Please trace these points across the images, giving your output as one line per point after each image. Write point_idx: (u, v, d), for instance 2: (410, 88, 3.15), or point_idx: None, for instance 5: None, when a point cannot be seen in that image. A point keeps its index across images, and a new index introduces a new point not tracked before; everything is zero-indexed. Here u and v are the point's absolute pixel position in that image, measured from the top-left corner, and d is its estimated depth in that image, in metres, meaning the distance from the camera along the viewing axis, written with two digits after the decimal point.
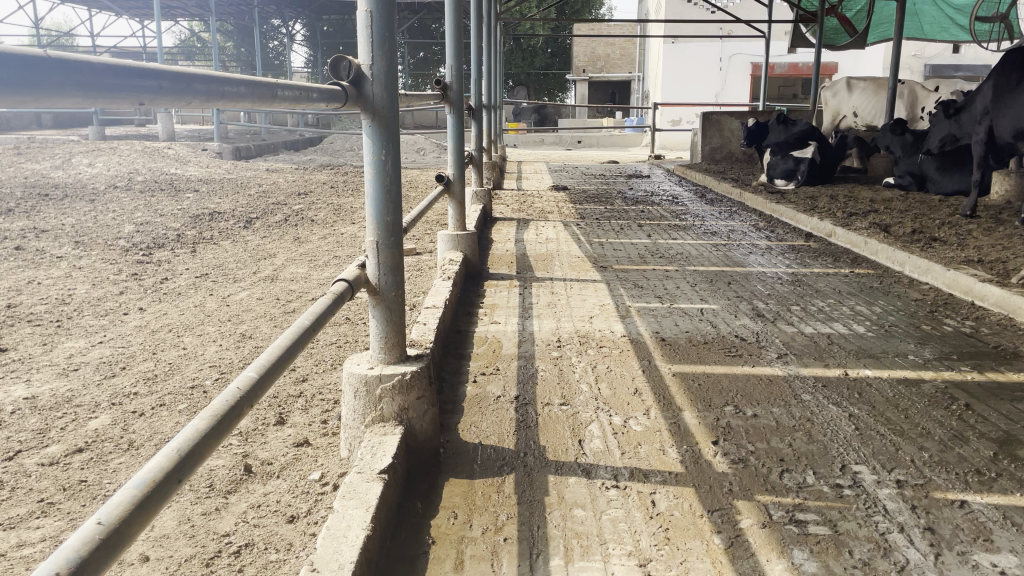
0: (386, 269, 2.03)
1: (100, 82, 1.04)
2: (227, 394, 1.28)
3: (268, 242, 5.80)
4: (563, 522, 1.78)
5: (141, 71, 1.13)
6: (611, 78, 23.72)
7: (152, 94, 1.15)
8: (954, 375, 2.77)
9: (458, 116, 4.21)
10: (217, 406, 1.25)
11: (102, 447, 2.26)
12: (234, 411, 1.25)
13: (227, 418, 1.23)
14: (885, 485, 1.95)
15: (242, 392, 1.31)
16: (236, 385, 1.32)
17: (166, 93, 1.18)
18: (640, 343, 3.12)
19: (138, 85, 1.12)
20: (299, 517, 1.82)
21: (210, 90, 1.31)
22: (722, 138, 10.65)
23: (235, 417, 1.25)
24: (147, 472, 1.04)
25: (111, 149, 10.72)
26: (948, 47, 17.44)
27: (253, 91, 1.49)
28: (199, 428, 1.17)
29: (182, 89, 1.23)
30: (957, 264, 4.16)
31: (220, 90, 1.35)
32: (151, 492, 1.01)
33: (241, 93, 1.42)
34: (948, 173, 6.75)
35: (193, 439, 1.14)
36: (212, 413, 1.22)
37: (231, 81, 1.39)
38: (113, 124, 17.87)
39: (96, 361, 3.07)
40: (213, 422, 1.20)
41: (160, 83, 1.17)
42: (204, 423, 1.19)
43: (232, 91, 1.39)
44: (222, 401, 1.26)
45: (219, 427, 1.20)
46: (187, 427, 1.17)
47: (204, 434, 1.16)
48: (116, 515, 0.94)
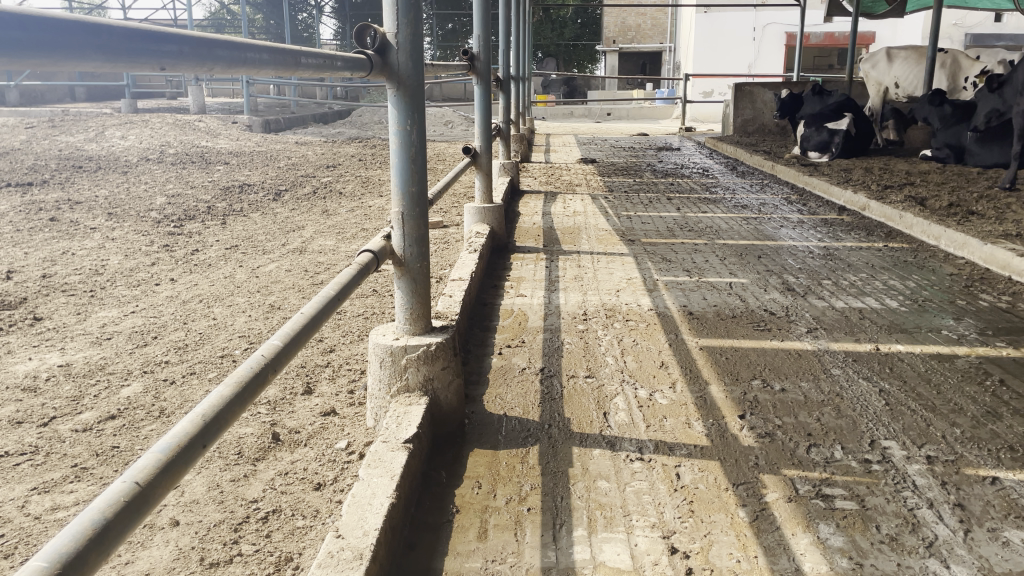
0: (411, 241, 2.02)
1: (122, 47, 1.04)
2: (252, 361, 1.29)
3: (297, 214, 5.84)
4: (587, 493, 1.78)
5: (164, 36, 1.13)
6: (642, 50, 23.34)
7: (173, 59, 1.14)
8: (988, 351, 2.71)
9: (485, 88, 4.18)
10: (241, 372, 1.26)
11: (134, 414, 2.30)
12: (259, 378, 1.26)
13: (251, 383, 1.24)
14: (915, 461, 1.92)
15: (267, 359, 1.32)
16: (262, 352, 1.33)
17: (188, 59, 1.18)
18: (667, 316, 3.10)
19: (161, 50, 1.11)
20: (326, 485, 1.84)
21: (233, 55, 1.31)
22: (754, 109, 10.46)
23: (261, 384, 1.26)
24: (172, 437, 1.05)
25: (143, 122, 10.82)
26: (990, 15, 16.92)
27: (276, 58, 1.48)
28: (223, 394, 1.18)
29: (205, 56, 1.22)
30: (995, 238, 4.07)
31: (245, 59, 1.35)
32: (176, 455, 1.02)
33: (263, 61, 1.41)
34: (988, 145, 6.53)
35: (217, 405, 1.15)
36: (236, 379, 1.23)
37: (253, 48, 1.38)
38: (145, 97, 18.06)
39: (129, 331, 3.12)
40: (238, 389, 1.21)
41: (182, 48, 1.16)
42: (228, 390, 1.20)
43: (255, 58, 1.39)
44: (247, 368, 1.27)
45: (245, 393, 1.21)
46: (212, 393, 1.18)
47: (229, 400, 1.17)
48: (142, 478, 0.96)
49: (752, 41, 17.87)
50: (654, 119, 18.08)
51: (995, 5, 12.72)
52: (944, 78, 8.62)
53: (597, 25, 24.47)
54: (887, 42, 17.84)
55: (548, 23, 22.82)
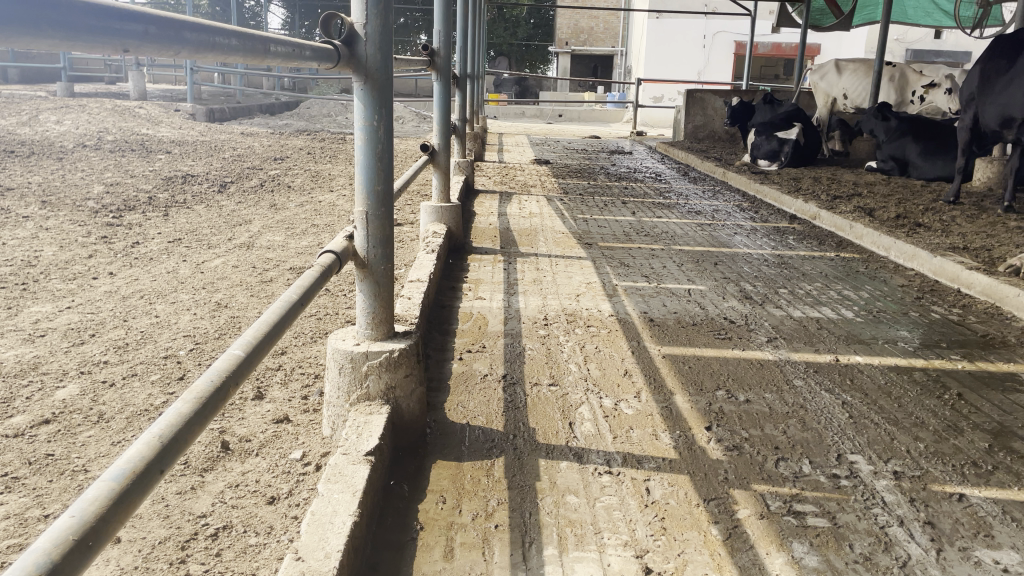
0: (375, 242, 1.93)
1: (81, 23, 0.93)
2: (212, 373, 1.19)
3: (244, 208, 5.65)
4: (556, 509, 1.72)
5: (129, 14, 1.02)
6: (594, 53, 23.48)
7: (139, 40, 1.04)
8: (944, 364, 2.74)
9: (445, 85, 4.10)
10: (201, 386, 1.16)
11: (71, 418, 2.15)
12: (220, 393, 1.16)
13: (211, 400, 1.14)
14: (882, 477, 1.91)
15: (228, 372, 1.21)
16: (222, 364, 1.23)
17: (155, 40, 1.08)
18: (628, 323, 3.06)
19: (126, 29, 1.01)
20: (280, 498, 1.74)
21: (203, 39, 1.21)
22: (705, 116, 10.57)
23: (222, 399, 1.16)
24: (126, 462, 0.94)
25: (80, 107, 10.39)
26: (929, 32, 17.48)
27: (244, 45, 1.38)
28: (182, 411, 1.08)
29: (173, 40, 1.13)
30: (943, 251, 4.15)
31: (216, 44, 1.26)
32: (130, 484, 0.92)
33: (231, 46, 1.31)
34: (931, 159, 6.75)
35: (175, 424, 1.05)
36: (195, 395, 1.13)
37: (222, 31, 1.28)
38: (81, 80, 17.36)
39: (64, 327, 2.94)
40: (197, 405, 1.11)
41: (149, 29, 1.06)
42: (186, 406, 1.10)
43: (225, 43, 1.29)
44: (205, 382, 1.17)
45: (205, 409, 1.11)
46: (169, 410, 1.08)
47: (188, 418, 1.07)
48: (92, 513, 0.85)
49: (703, 48, 18.11)
50: (605, 122, 18.19)
51: (936, 22, 13.12)
52: (893, 90, 8.85)
53: (550, 27, 24.51)
54: (832, 55, 18.28)
55: (501, 22, 22.70)
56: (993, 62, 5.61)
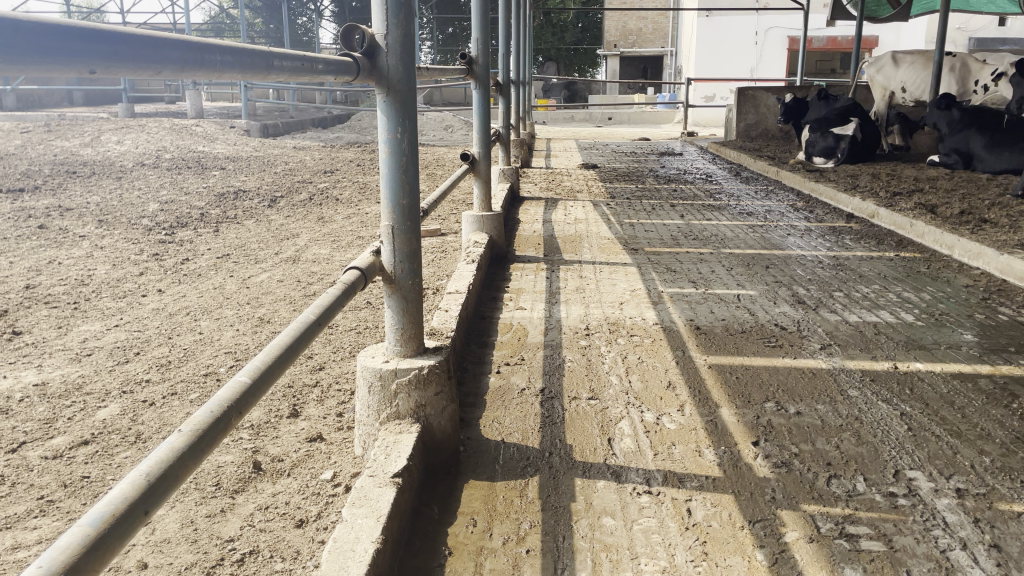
0: (402, 256, 1.88)
1: (29, 45, 0.91)
2: (212, 404, 1.16)
3: (292, 221, 5.71)
4: (590, 532, 1.65)
5: (90, 34, 1.00)
6: (644, 54, 23.28)
7: (106, 61, 1.02)
8: (1012, 370, 2.57)
9: (484, 93, 4.05)
10: (199, 418, 1.12)
11: (109, 439, 2.16)
12: (219, 424, 1.12)
13: (210, 432, 1.10)
14: (944, 495, 1.78)
15: (230, 402, 1.17)
16: (224, 393, 1.19)
17: (127, 61, 1.06)
18: (673, 331, 2.96)
19: (88, 51, 0.99)
20: (309, 521, 1.71)
21: (188, 57, 1.18)
22: (757, 114, 10.33)
23: (222, 430, 1.13)
24: (107, 505, 0.91)
25: (139, 126, 10.70)
26: (993, 19, 16.84)
27: (243, 62, 1.36)
28: (175, 445, 1.04)
29: (151, 59, 1.10)
30: (1011, 248, 3.92)
31: (206, 62, 1.23)
32: (107, 530, 0.87)
33: (225, 62, 1.28)
34: (997, 151, 6.44)
35: (166, 461, 1.01)
36: (192, 427, 1.09)
37: (213, 48, 1.25)
38: (143, 100, 17.90)
39: (111, 346, 2.98)
40: (192, 439, 1.07)
41: (117, 49, 1.04)
42: (181, 440, 1.06)
43: (217, 60, 1.27)
44: (205, 413, 1.13)
45: (201, 444, 1.07)
46: (163, 445, 1.05)
47: (180, 454, 1.03)
48: (62, 563, 0.81)
49: (755, 45, 17.78)
50: (656, 123, 17.96)
51: (1000, 8, 12.63)
52: (954, 81, 8.52)
53: (598, 30, 24.39)
54: (890, 47, 17.75)
55: (549, 27, 22.71)
56: None
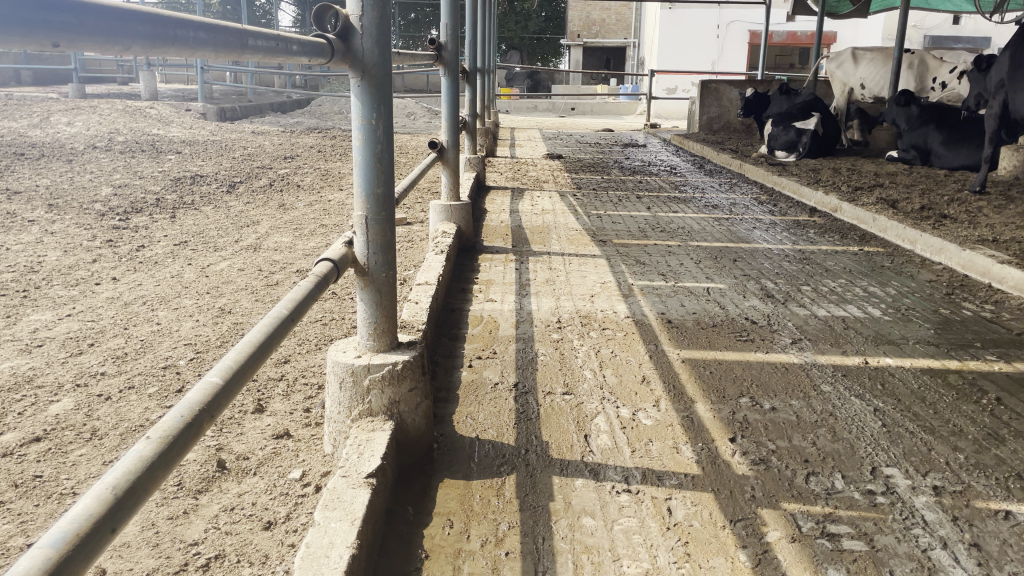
0: (376, 248, 1.82)
1: None
2: (182, 408, 1.08)
3: (252, 208, 5.56)
4: (571, 533, 1.61)
5: (54, 2, 0.92)
6: (606, 45, 23.29)
7: (71, 34, 0.93)
8: (979, 365, 2.59)
9: (453, 80, 3.97)
10: (168, 423, 1.05)
11: (62, 435, 2.06)
12: (190, 430, 1.05)
13: (180, 439, 1.03)
14: (921, 492, 1.78)
15: (200, 406, 1.10)
16: (194, 395, 1.12)
17: (94, 33, 0.97)
18: (645, 324, 2.94)
19: (51, 21, 0.90)
20: (278, 523, 1.63)
21: (158, 32, 1.10)
22: (720, 107, 10.40)
23: (194, 436, 1.06)
24: (70, 524, 0.83)
25: (90, 107, 10.35)
26: (948, 18, 17.19)
27: (216, 38, 1.27)
28: (143, 454, 0.97)
29: (118, 32, 1.02)
30: (972, 244, 3.98)
31: (176, 38, 1.15)
32: (72, 550, 0.80)
33: (197, 39, 1.20)
34: (955, 148, 6.56)
35: (134, 472, 0.94)
36: (161, 434, 1.02)
37: (184, 24, 1.17)
38: (93, 80, 17.37)
39: (63, 337, 2.85)
40: (161, 446, 1.00)
41: (82, 20, 0.95)
42: (149, 448, 0.99)
43: (189, 36, 1.19)
44: (175, 418, 1.06)
45: (172, 450, 1.00)
46: (129, 454, 0.97)
47: (150, 463, 0.96)
48: None
49: (717, 38, 17.91)
50: (619, 115, 18.00)
51: (956, 7, 12.89)
52: (913, 78, 8.65)
53: (561, 19, 24.36)
54: (848, 42, 18.03)
55: (512, 15, 22.60)
56: None
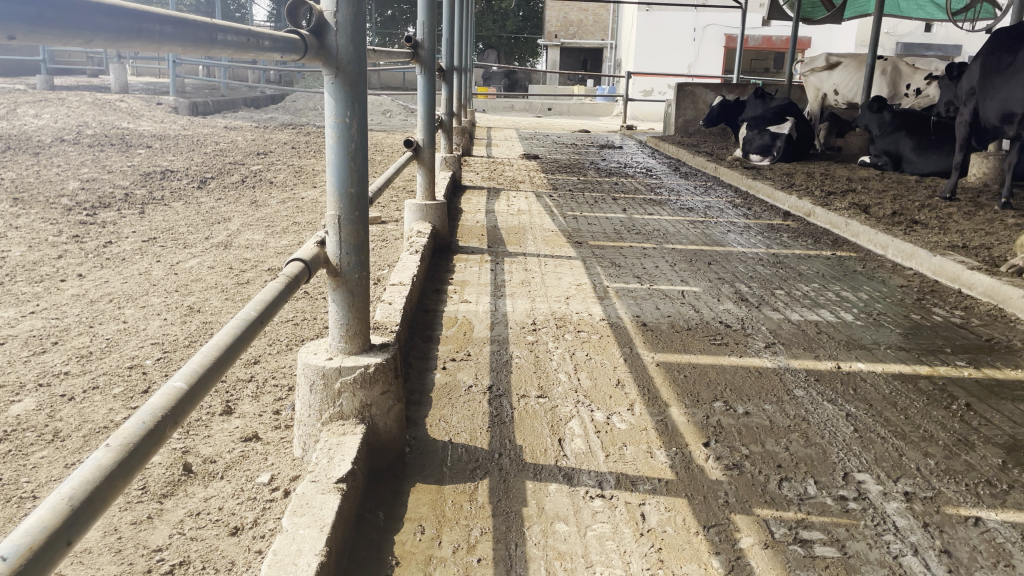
0: (348, 249, 1.78)
1: None
2: (143, 415, 1.05)
3: (224, 205, 5.48)
4: (544, 539, 1.59)
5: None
6: (583, 45, 23.33)
7: (29, 26, 0.89)
8: (949, 371, 2.61)
9: (429, 78, 3.94)
10: (130, 430, 1.01)
11: (23, 437, 2.00)
12: (152, 437, 1.02)
13: (141, 447, 0.99)
14: (893, 499, 1.79)
15: (163, 412, 1.07)
16: (157, 401, 1.08)
17: (54, 26, 0.93)
18: (620, 327, 2.93)
19: (8, 13, 0.86)
20: (244, 529, 1.60)
21: (122, 26, 1.07)
22: (695, 110, 10.45)
23: (156, 444, 1.02)
24: (23, 536, 0.80)
25: (58, 100, 10.15)
26: (919, 25, 17.45)
27: (184, 32, 1.24)
28: (102, 463, 0.93)
29: (78, 25, 0.98)
30: (943, 250, 4.03)
31: (142, 32, 1.12)
32: (25, 565, 0.77)
33: (163, 33, 1.17)
34: (926, 154, 6.64)
35: (91, 481, 0.90)
36: (121, 441, 0.98)
37: (150, 18, 1.14)
38: (62, 72, 17.05)
39: (25, 335, 2.78)
40: (121, 455, 0.96)
41: (44, 12, 0.92)
42: (109, 456, 0.95)
43: (155, 31, 1.15)
44: (136, 424, 1.02)
45: (132, 459, 0.97)
46: (87, 462, 0.93)
47: (109, 472, 0.92)
48: None
49: (693, 41, 18.02)
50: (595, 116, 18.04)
51: (928, 15, 13.09)
52: (885, 85, 8.76)
53: (539, 19, 24.37)
54: (822, 48, 18.23)
55: (490, 15, 22.58)
56: (994, 56, 5.46)
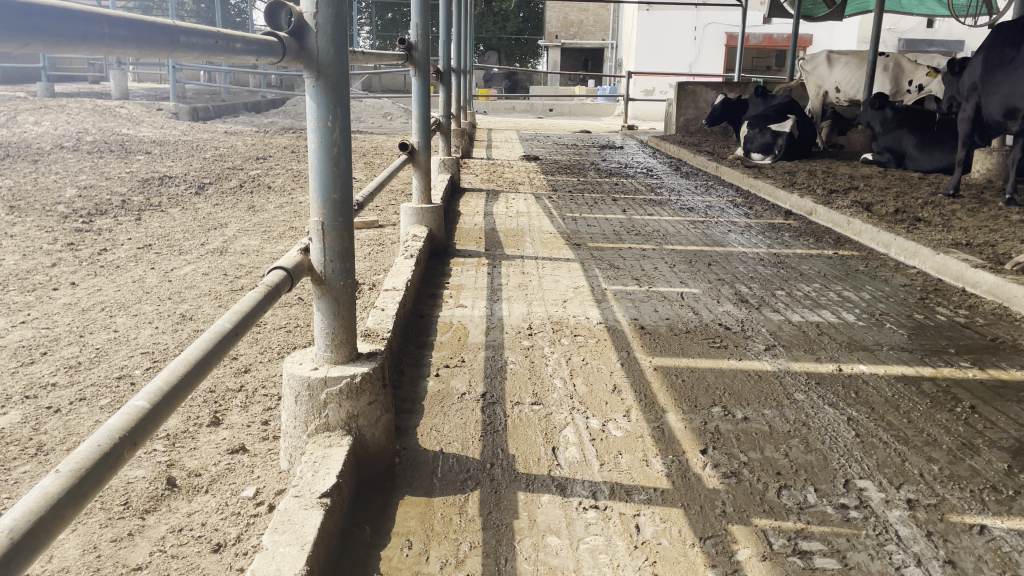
0: (333, 255, 1.74)
1: None
2: (99, 438, 1.01)
3: (221, 210, 5.45)
4: (535, 553, 1.54)
5: None
6: (585, 45, 23.30)
7: None
8: (953, 372, 2.56)
9: (423, 81, 3.88)
10: (83, 455, 0.97)
11: (6, 451, 1.97)
12: (106, 462, 0.98)
13: (92, 474, 0.95)
14: (895, 506, 1.74)
15: (120, 435, 1.03)
16: (115, 423, 1.04)
17: None
18: (617, 331, 2.89)
19: None
20: (226, 546, 1.56)
21: (66, 28, 1.00)
22: (697, 110, 10.40)
23: (111, 468, 0.98)
24: None
25: (59, 106, 10.15)
26: (922, 21, 17.37)
27: (140, 36, 1.18)
28: (49, 492, 0.89)
29: (15, 27, 0.92)
30: (946, 248, 3.97)
31: (89, 35, 1.06)
32: None
33: (114, 35, 1.10)
34: (929, 151, 6.57)
35: (36, 512, 0.86)
36: (71, 468, 0.94)
37: (99, 20, 1.07)
38: (64, 78, 17.08)
39: (14, 346, 2.75)
40: (72, 482, 0.92)
41: None
42: (57, 484, 0.91)
43: (106, 34, 1.09)
44: (90, 449, 0.99)
45: (83, 486, 0.93)
46: (34, 491, 0.89)
47: (55, 501, 0.88)
48: None
49: (694, 40, 17.96)
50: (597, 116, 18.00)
51: (929, 10, 13.03)
52: (888, 81, 8.71)
53: (540, 20, 24.35)
54: (824, 45, 18.16)
55: (491, 16, 22.58)
56: (998, 51, 5.37)
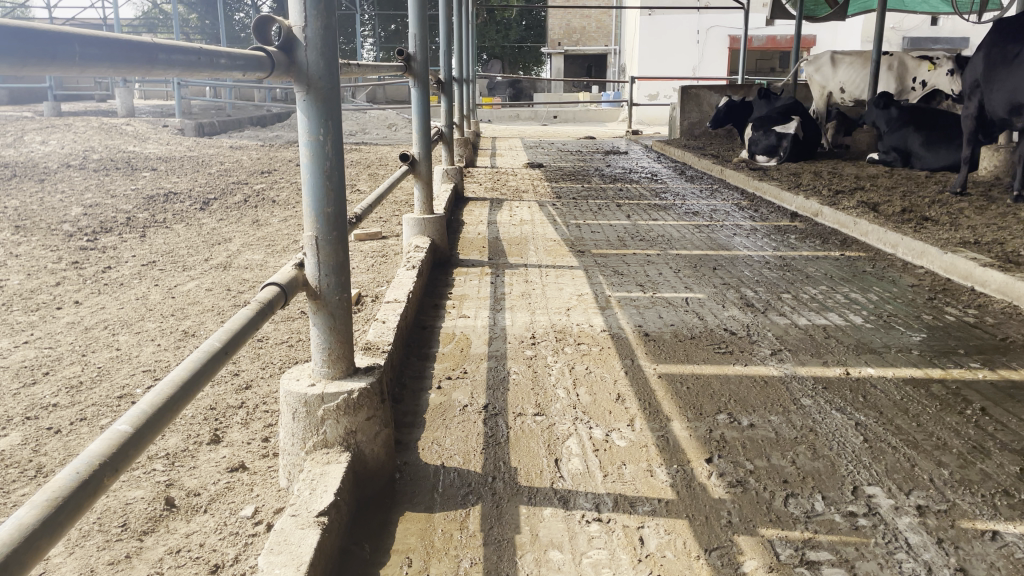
0: (328, 270, 1.72)
1: None
2: (79, 464, 0.99)
3: (225, 225, 5.45)
4: (537, 568, 1.52)
5: None
6: (588, 52, 23.31)
7: None
8: (963, 374, 2.52)
9: (422, 91, 3.86)
10: (61, 482, 0.95)
11: (6, 474, 1.95)
12: (84, 489, 0.96)
13: (70, 502, 0.93)
14: (904, 513, 1.70)
15: (99, 462, 1.01)
16: (95, 449, 1.02)
17: None
18: (621, 338, 2.86)
19: None
20: (224, 567, 1.54)
21: (34, 49, 0.96)
22: (701, 113, 10.37)
23: (89, 496, 0.96)
24: None
25: (66, 126, 10.22)
26: (925, 19, 17.30)
27: (113, 54, 1.14)
28: (23, 523, 0.87)
29: None
30: (954, 247, 3.93)
31: (60, 55, 1.02)
32: None
33: (85, 55, 1.07)
34: (935, 149, 6.52)
35: (9, 542, 0.84)
36: (48, 498, 0.92)
37: (68, 40, 1.04)
38: (71, 96, 17.19)
39: (17, 367, 2.74)
40: (47, 512, 0.90)
41: None
42: (32, 514, 0.89)
43: (76, 53, 1.05)
44: (68, 476, 0.97)
45: (60, 515, 0.91)
46: (7, 522, 0.88)
47: (30, 531, 0.86)
48: None
49: (697, 44, 17.94)
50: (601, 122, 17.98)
51: (933, 8, 12.97)
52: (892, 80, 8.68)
53: (542, 28, 24.39)
54: (828, 46, 18.11)
55: (494, 25, 22.62)
56: (1000, 47, 5.32)
